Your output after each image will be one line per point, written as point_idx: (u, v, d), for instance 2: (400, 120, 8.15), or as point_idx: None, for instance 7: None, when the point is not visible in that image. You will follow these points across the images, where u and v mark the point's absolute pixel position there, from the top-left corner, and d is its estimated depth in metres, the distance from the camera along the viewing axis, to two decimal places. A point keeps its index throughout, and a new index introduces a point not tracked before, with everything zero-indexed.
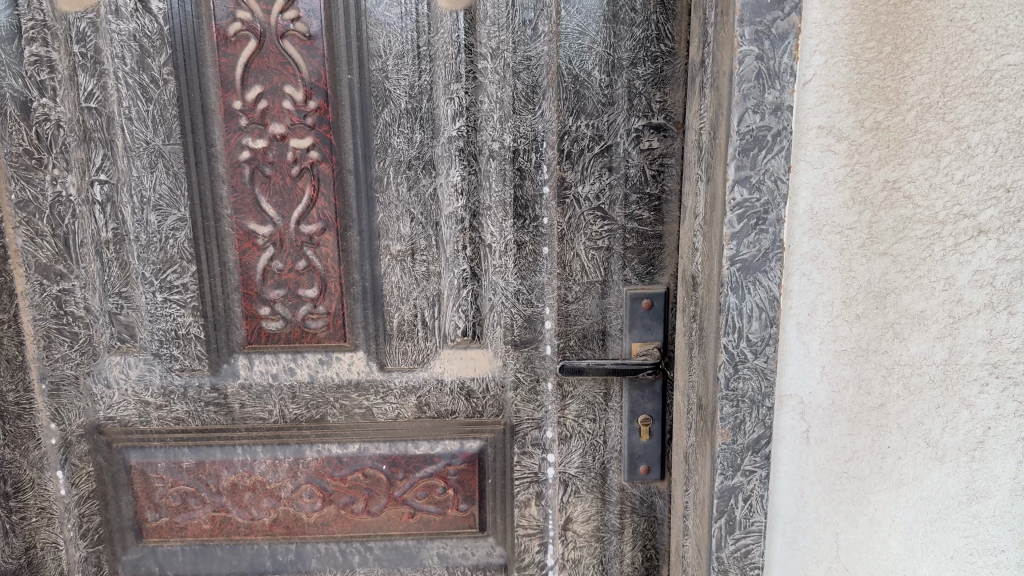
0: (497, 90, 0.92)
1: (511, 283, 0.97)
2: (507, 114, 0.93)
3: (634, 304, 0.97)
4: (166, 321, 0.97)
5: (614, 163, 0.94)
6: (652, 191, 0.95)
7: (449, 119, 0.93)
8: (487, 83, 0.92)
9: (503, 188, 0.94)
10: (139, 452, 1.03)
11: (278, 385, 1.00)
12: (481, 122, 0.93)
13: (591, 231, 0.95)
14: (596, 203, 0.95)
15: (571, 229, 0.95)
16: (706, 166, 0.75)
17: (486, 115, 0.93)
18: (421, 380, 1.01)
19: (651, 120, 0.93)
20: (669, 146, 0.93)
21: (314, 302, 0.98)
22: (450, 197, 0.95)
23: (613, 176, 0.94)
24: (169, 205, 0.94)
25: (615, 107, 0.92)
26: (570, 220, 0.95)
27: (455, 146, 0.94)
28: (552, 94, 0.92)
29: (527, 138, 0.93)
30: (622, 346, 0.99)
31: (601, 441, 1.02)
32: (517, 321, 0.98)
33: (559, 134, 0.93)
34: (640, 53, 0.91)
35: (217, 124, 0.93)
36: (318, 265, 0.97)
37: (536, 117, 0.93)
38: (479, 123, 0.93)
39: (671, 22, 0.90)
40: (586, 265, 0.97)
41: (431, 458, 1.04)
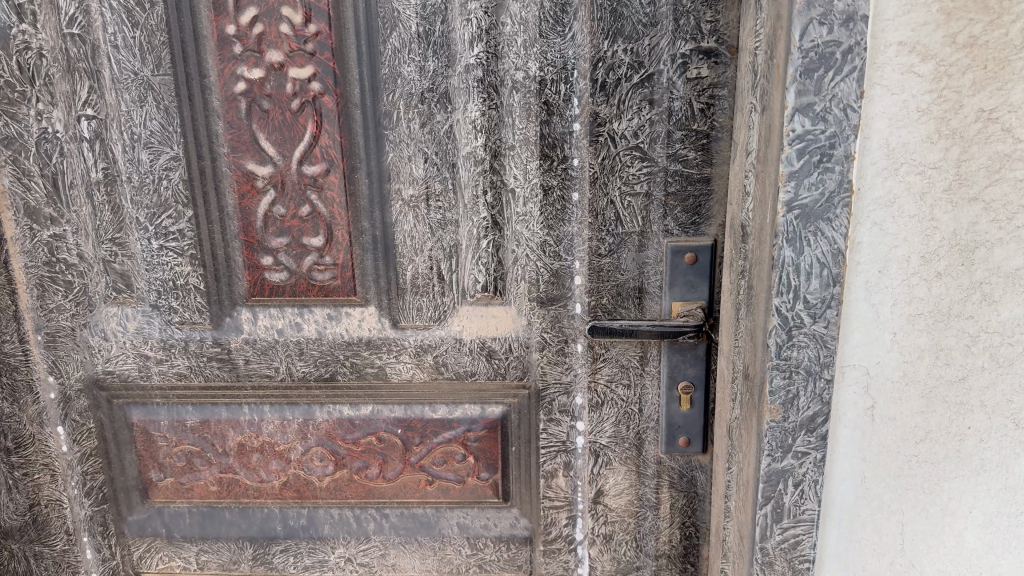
0: (521, 9, 0.81)
1: (537, 234, 0.88)
2: (532, 39, 0.82)
3: (676, 258, 0.87)
4: (164, 270, 0.90)
5: (655, 96, 0.83)
6: (700, 128, 0.83)
7: (466, 44, 0.82)
8: (509, 2, 0.81)
9: (528, 125, 0.85)
10: (141, 410, 0.96)
11: (283, 341, 0.92)
12: (503, 48, 0.83)
13: (627, 174, 0.85)
14: (634, 142, 0.84)
15: (605, 171, 0.85)
16: (759, 93, 0.64)
17: (508, 40, 0.82)
18: (437, 339, 0.92)
19: (700, 44, 0.81)
20: (721, 76, 0.81)
21: (321, 252, 0.89)
22: (468, 135, 0.85)
23: (655, 110, 0.83)
24: (161, 142, 0.85)
25: (658, 28, 0.81)
26: (603, 161, 0.85)
27: (473, 76, 0.83)
28: (584, 13, 0.81)
29: (556, 65, 0.82)
30: (661, 305, 0.89)
31: (636, 409, 0.93)
32: (543, 276, 0.89)
33: (593, 61, 0.82)
34: None
35: (209, 52, 0.84)
36: (324, 211, 0.88)
37: (567, 42, 0.82)
38: (501, 48, 0.83)
39: None
40: (622, 214, 0.87)
41: (450, 423, 0.95)
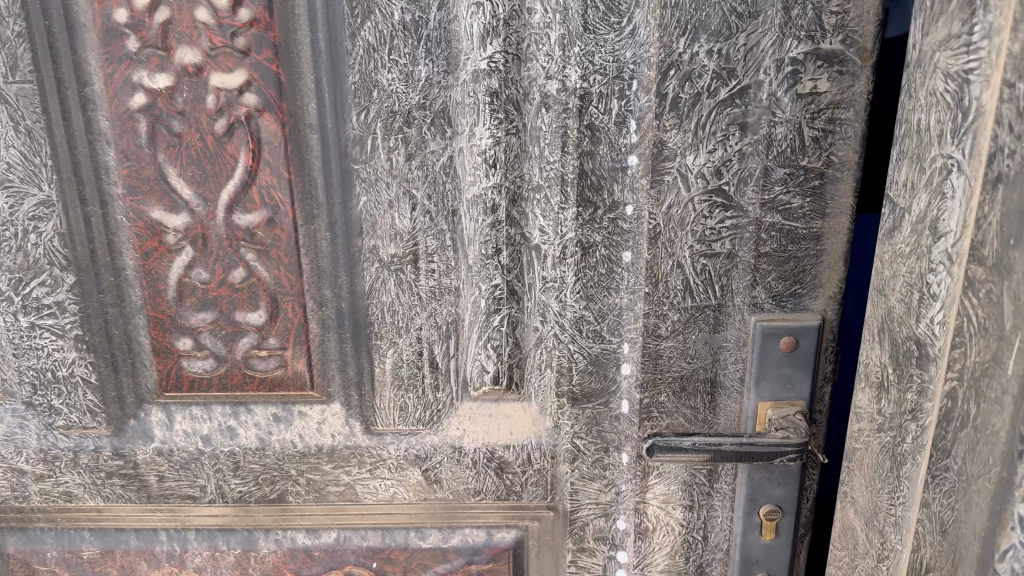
0: None
1: (572, 307, 0.63)
2: (573, 33, 0.56)
3: (767, 343, 0.63)
4: (38, 357, 0.63)
5: (749, 119, 0.58)
6: (812, 164, 0.59)
7: (475, 40, 0.56)
8: None
9: (563, 157, 0.59)
10: (20, 537, 0.70)
11: (211, 453, 0.66)
12: (528, 46, 0.57)
13: (704, 229, 0.61)
14: (715, 184, 0.60)
15: (672, 225, 0.60)
16: (972, 145, 0.39)
17: (536, 36, 0.56)
18: (429, 448, 0.66)
19: (819, 46, 0.56)
20: (846, 90, 0.57)
21: (261, 332, 0.63)
22: (474, 169, 0.59)
23: (748, 139, 0.58)
24: (23, 179, 0.58)
25: (759, 21, 0.56)
26: (670, 211, 0.60)
27: (483, 87, 0.57)
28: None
29: (607, 73, 0.57)
30: (741, 405, 0.65)
31: (698, 537, 0.68)
32: (578, 363, 0.64)
33: (662, 68, 0.56)
34: None
35: (90, 48, 0.56)
36: (265, 276, 0.61)
37: (623, 39, 0.56)
38: (527, 47, 0.57)
39: None
40: (692, 283, 0.62)
41: (445, 554, 0.70)
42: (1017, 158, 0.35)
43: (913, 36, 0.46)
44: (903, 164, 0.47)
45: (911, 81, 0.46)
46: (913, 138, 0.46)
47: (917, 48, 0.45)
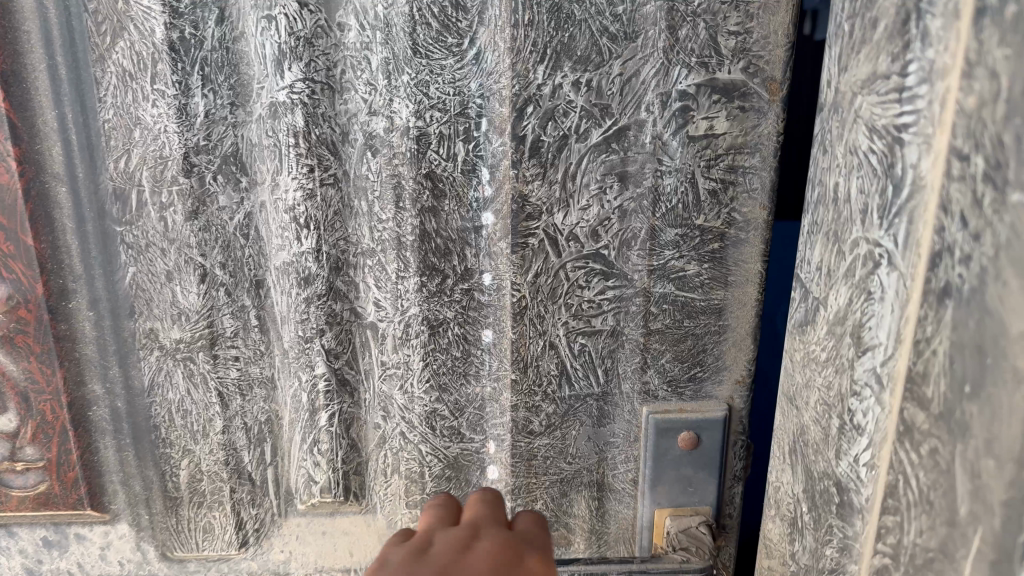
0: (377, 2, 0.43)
1: (420, 400, 0.50)
2: (399, 58, 0.44)
3: (663, 440, 0.51)
4: None
5: (630, 168, 0.46)
6: (710, 223, 0.48)
7: (270, 65, 0.43)
8: None
9: (395, 215, 0.47)
10: None
11: None
12: (343, 73, 0.44)
13: (580, 301, 0.49)
14: (593, 248, 0.48)
15: (541, 298, 0.48)
16: (908, 232, 0.28)
17: (352, 60, 0.44)
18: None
19: (715, 77, 0.45)
20: (750, 132, 0.46)
21: (15, 441, 0.48)
22: (281, 230, 0.46)
23: (630, 192, 0.47)
24: None
25: (638, 44, 0.44)
26: (539, 281, 0.48)
27: (285, 125, 0.44)
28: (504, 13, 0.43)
29: (447, 109, 0.45)
30: (635, 512, 0.53)
31: None
32: (431, 467, 0.51)
33: (517, 104, 0.44)
34: None
35: None
36: (13, 370, 0.47)
37: (466, 66, 0.44)
38: (341, 74, 0.44)
39: None
40: (569, 367, 0.50)
41: None
42: (975, 267, 0.24)
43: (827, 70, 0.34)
44: (820, 241, 0.35)
45: (825, 130, 0.34)
46: (828, 209, 0.34)
47: (833, 87, 0.33)
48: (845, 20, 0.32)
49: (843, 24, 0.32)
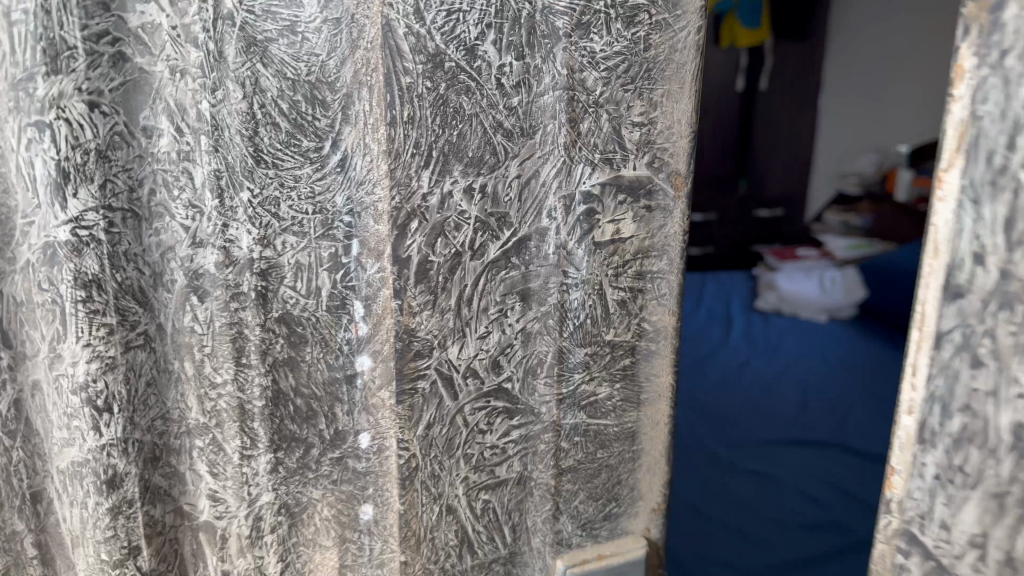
0: (197, 96, 0.31)
1: None
2: (233, 168, 0.32)
3: None
4: None
5: (532, 285, 0.38)
6: (620, 336, 0.41)
7: (39, 193, 0.30)
8: (162, 79, 0.31)
9: (235, 376, 0.34)
10: None
11: None
12: (150, 195, 0.32)
13: (479, 449, 0.40)
14: (493, 384, 0.39)
15: (433, 453, 0.39)
16: None
17: (164, 175, 0.32)
18: None
19: (620, 174, 0.38)
20: (656, 233, 0.40)
21: None
22: (67, 413, 0.32)
23: (532, 313, 0.39)
24: None
25: (536, 141, 0.36)
26: (429, 433, 0.38)
27: (66, 274, 0.31)
28: (375, 107, 0.33)
29: (305, 231, 0.34)
30: None
31: None
32: None
33: (398, 221, 0.35)
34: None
35: None
36: None
37: (328, 175, 0.34)
38: (149, 195, 0.32)
39: None
40: (470, 529, 0.41)
41: None
42: None
43: (944, 226, 0.23)
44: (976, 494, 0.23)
45: (973, 336, 0.23)
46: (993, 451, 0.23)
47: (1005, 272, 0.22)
48: (1010, 167, 0.21)
49: (1005, 174, 0.22)
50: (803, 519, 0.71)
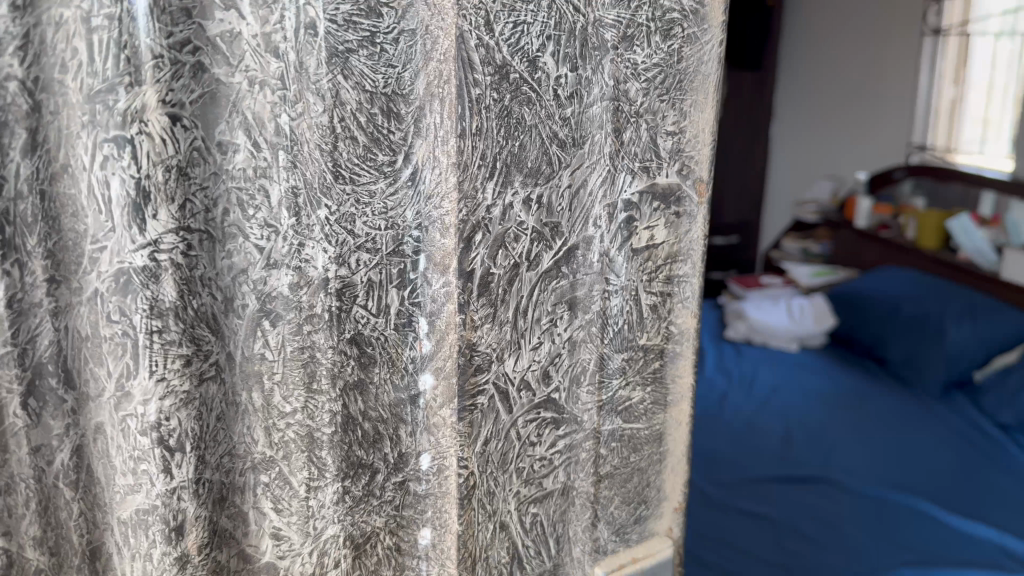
0: (277, 107, 0.29)
1: None
2: (312, 183, 0.31)
3: None
4: None
5: (578, 293, 0.39)
6: (651, 341, 0.42)
7: (115, 216, 0.27)
8: (242, 91, 0.29)
9: (305, 404, 0.33)
10: None
11: None
12: (225, 215, 0.30)
13: (528, 463, 0.40)
14: (541, 396, 0.39)
15: (486, 469, 0.38)
16: None
17: (240, 193, 0.30)
18: None
19: (655, 181, 0.40)
20: (682, 239, 0.42)
21: None
22: (135, 456, 0.29)
23: (578, 321, 0.39)
24: None
25: (585, 151, 0.37)
26: (485, 448, 0.38)
27: (140, 303, 0.28)
28: (447, 119, 0.33)
29: (378, 248, 0.33)
30: None
31: None
32: None
33: (464, 233, 0.35)
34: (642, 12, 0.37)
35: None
36: None
37: (399, 189, 0.33)
38: (223, 215, 0.30)
39: None
40: (517, 543, 0.41)
41: None
42: None
43: None
44: None
45: None
46: None
47: None
48: None
49: None
50: (768, 559, 1.04)
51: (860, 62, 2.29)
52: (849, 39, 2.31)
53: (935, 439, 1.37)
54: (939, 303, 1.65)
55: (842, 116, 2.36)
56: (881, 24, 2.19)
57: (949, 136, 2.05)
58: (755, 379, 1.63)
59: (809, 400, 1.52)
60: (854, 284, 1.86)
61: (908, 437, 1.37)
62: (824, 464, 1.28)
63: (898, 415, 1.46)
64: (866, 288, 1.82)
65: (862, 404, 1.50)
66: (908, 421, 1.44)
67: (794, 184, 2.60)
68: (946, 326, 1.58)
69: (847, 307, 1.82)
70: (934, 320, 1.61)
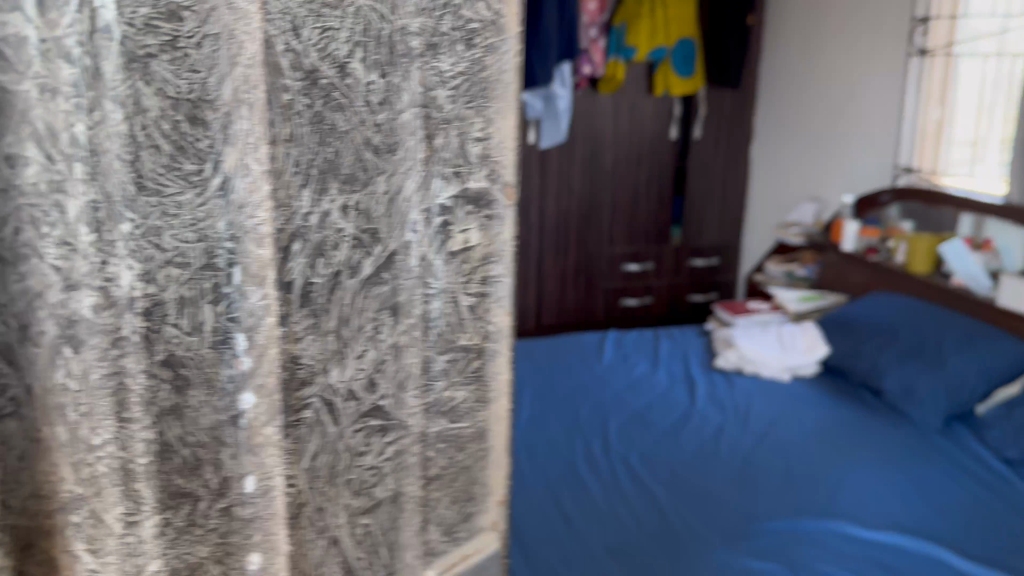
0: (70, 117, 0.28)
1: None
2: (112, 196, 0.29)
3: None
4: None
5: (400, 298, 0.40)
6: (471, 341, 0.44)
7: None
8: (33, 101, 0.27)
9: (115, 435, 0.31)
10: None
11: None
12: (17, 234, 0.28)
13: (359, 475, 0.40)
14: (369, 405, 0.39)
15: (319, 487, 0.38)
16: None
17: (33, 210, 0.28)
18: None
19: (467, 186, 0.43)
20: (495, 240, 0.44)
21: None
22: None
23: (401, 326, 0.40)
24: None
25: (398, 157, 0.39)
26: (316, 464, 0.38)
27: None
28: (257, 125, 0.33)
29: (190, 262, 0.31)
30: None
31: None
32: None
33: (282, 243, 0.34)
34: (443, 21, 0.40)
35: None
36: None
37: (210, 199, 0.32)
38: (15, 234, 0.28)
39: None
40: (351, 557, 0.41)
41: None
42: None
43: None
44: None
45: None
46: None
47: None
48: None
49: None
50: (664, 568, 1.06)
51: (813, 92, 2.42)
52: (836, 47, 2.31)
53: (925, 476, 1.32)
54: (934, 332, 1.60)
55: (791, 139, 2.54)
56: (878, 26, 2.15)
57: (935, 159, 2.02)
58: (739, 406, 1.62)
59: (763, 421, 1.54)
60: (843, 309, 1.84)
61: (847, 455, 1.39)
62: (699, 474, 1.34)
63: (910, 457, 1.38)
64: (855, 312, 1.80)
65: (717, 410, 1.59)
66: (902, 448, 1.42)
67: (774, 197, 2.63)
68: (891, 365, 1.60)
69: (836, 327, 1.80)
70: (908, 345, 1.60)
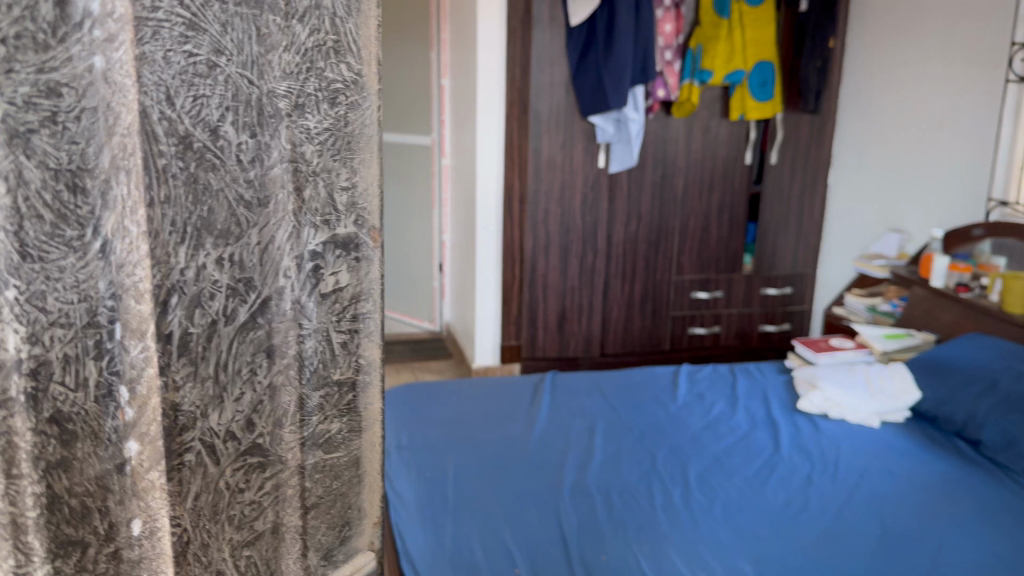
0: None
1: None
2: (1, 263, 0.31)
3: None
4: None
5: (275, 341, 0.43)
6: (342, 375, 0.47)
7: None
8: None
9: (6, 491, 0.32)
10: None
11: None
12: None
13: (239, 511, 0.42)
14: (249, 442, 0.42)
15: (202, 525, 0.40)
16: None
17: None
18: None
19: (336, 232, 0.46)
20: (364, 280, 0.48)
21: None
22: None
23: (276, 366, 0.43)
24: None
25: (269, 210, 0.41)
26: (199, 503, 0.40)
27: None
28: (133, 188, 0.35)
29: (73, 322, 0.33)
30: None
31: None
32: None
33: (160, 298, 0.36)
34: (307, 82, 0.42)
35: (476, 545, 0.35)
36: None
37: (90, 261, 0.33)
38: None
39: (354, 21, 0.44)
40: None
41: None
42: None
43: None
44: None
45: None
46: None
47: None
48: None
49: None
50: None
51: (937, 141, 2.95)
52: (939, 91, 2.91)
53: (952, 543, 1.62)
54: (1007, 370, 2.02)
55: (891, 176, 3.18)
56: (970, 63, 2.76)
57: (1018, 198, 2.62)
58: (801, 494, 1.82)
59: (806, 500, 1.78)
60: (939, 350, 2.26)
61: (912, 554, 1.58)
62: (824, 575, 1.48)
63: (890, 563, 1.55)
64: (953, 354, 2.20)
65: (769, 452, 2.00)
66: (969, 512, 1.74)
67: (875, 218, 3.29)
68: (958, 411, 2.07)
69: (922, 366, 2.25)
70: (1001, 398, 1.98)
